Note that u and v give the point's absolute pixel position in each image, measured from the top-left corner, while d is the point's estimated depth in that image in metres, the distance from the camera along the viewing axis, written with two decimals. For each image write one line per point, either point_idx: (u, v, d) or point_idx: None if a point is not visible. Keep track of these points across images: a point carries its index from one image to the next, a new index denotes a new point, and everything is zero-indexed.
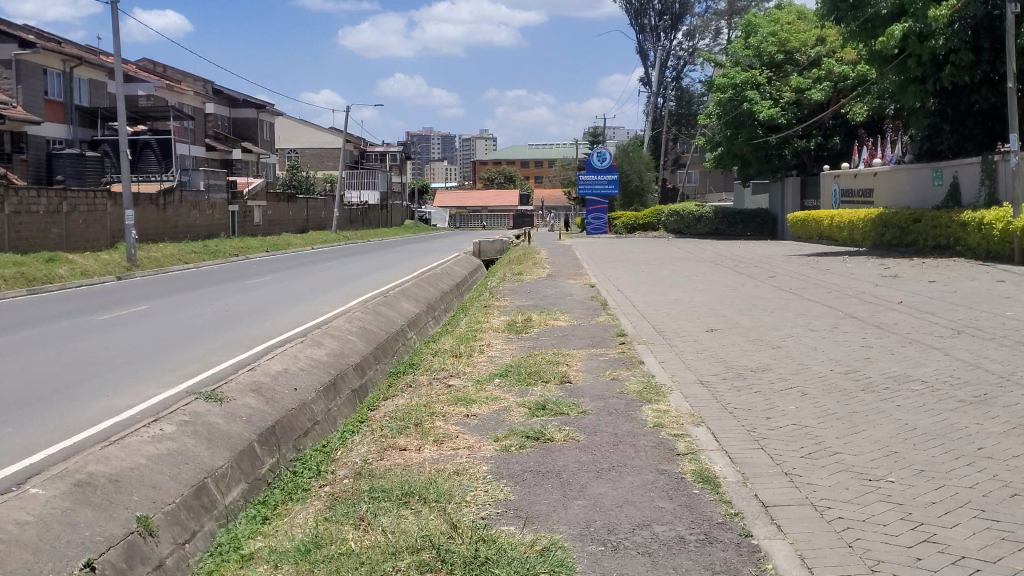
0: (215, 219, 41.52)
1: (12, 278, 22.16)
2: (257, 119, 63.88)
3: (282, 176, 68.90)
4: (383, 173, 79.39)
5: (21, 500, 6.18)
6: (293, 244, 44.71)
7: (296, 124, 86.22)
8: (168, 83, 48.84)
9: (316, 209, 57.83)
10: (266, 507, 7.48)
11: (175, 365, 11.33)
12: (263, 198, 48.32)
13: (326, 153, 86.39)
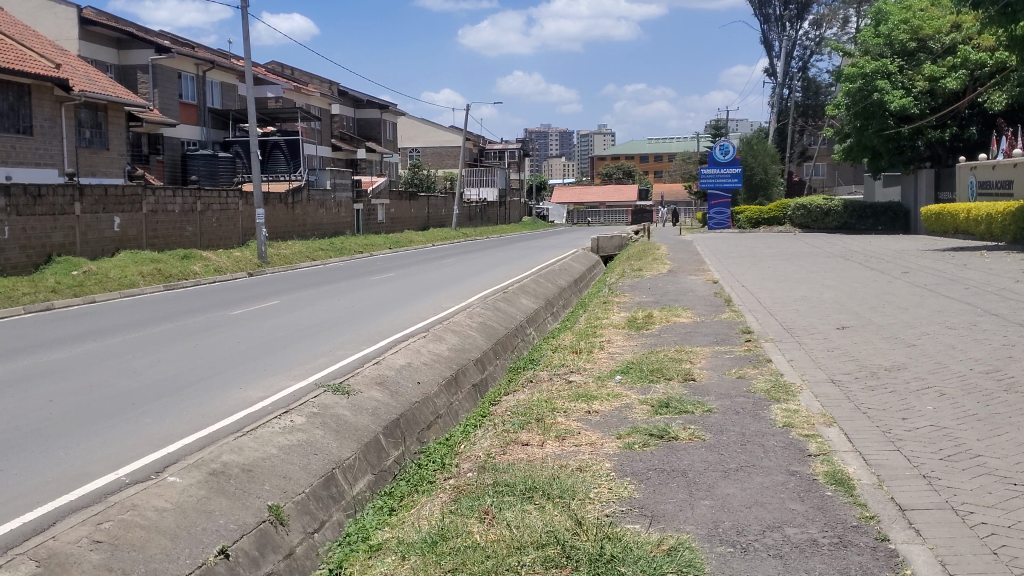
0: (341, 217, 42.47)
1: (150, 274, 23.13)
2: (381, 119, 65.13)
3: (404, 175, 69.83)
4: (502, 170, 79.96)
5: (161, 488, 6.44)
6: (416, 242, 45.43)
7: (418, 124, 87.65)
8: (295, 85, 50.29)
9: (438, 207, 58.59)
10: (393, 499, 7.60)
11: (303, 359, 11.62)
12: (386, 197, 49.22)
13: (447, 152, 87.46)
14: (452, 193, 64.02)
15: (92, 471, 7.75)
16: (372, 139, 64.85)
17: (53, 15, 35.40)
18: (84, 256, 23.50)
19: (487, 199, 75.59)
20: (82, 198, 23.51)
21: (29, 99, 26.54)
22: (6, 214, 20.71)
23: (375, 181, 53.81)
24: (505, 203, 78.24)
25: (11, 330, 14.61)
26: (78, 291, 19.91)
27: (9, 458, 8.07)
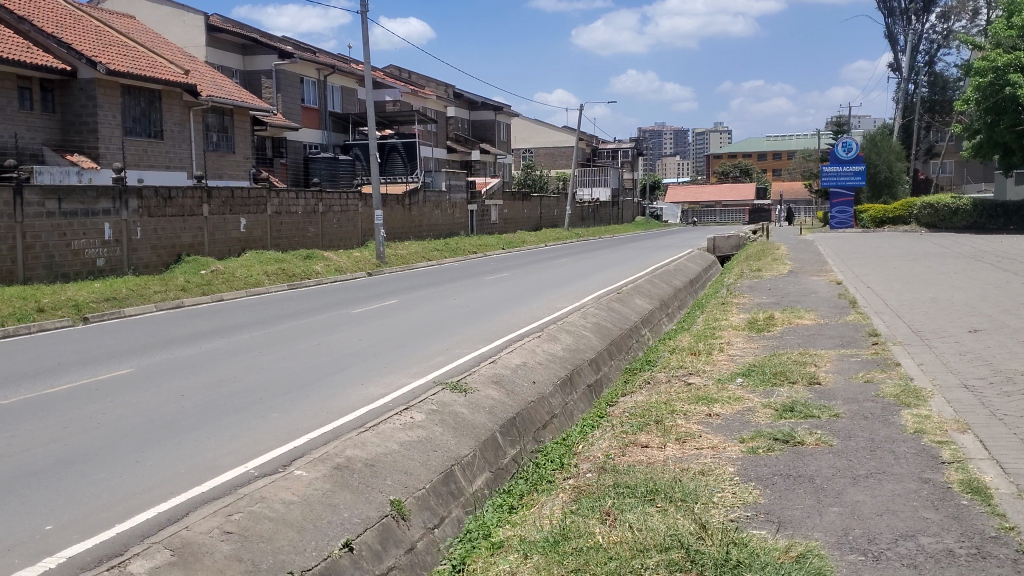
0: (455, 218, 42.96)
1: (275, 274, 23.81)
2: (495, 120, 65.62)
3: (518, 176, 70.20)
4: (615, 170, 79.62)
5: (288, 481, 6.63)
6: (529, 242, 45.62)
7: (532, 125, 88.06)
8: (412, 89, 51.12)
9: (551, 207, 58.72)
10: (512, 497, 7.66)
11: (421, 357, 11.78)
12: (500, 197, 49.56)
13: (560, 153, 87.59)
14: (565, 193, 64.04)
15: (223, 463, 8.02)
16: (487, 141, 65.43)
17: (182, 23, 36.76)
18: (212, 256, 24.35)
19: (600, 199, 75.39)
20: (210, 200, 24.34)
21: (160, 104, 27.62)
22: (138, 215, 21.63)
23: (489, 182, 54.29)
24: (617, 203, 77.84)
25: (145, 326, 15.23)
26: (206, 290, 20.62)
27: (145, 449, 8.44)
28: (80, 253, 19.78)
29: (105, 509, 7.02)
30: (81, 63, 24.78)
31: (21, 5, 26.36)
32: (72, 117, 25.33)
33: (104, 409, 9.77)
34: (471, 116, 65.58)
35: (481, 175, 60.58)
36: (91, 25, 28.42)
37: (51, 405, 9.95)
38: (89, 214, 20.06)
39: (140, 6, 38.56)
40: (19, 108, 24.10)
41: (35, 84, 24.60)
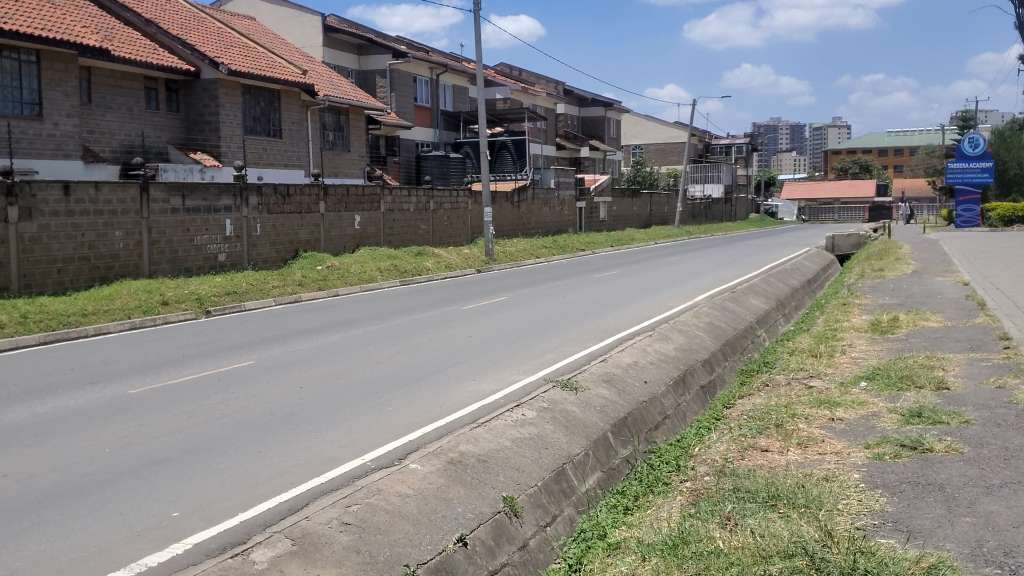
0: (564, 215, 42.94)
1: (388, 270, 24.16)
2: (605, 117, 65.35)
3: (628, 172, 69.75)
4: (728, 166, 78.29)
5: (404, 474, 6.72)
6: (637, 239, 45.26)
7: (642, 120, 87.45)
8: (523, 86, 51.26)
9: (660, 204, 58.11)
10: (626, 498, 7.61)
11: (532, 355, 11.79)
12: (608, 194, 49.31)
13: (670, 148, 86.81)
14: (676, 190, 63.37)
15: (341, 455, 8.18)
16: (596, 138, 65.23)
17: (300, 24, 37.59)
18: (328, 252, 24.88)
19: (712, 196, 74.38)
20: (326, 197, 24.85)
21: (279, 104, 28.35)
22: (258, 212, 22.22)
23: (598, 179, 54.10)
24: (731, 200, 76.51)
25: (263, 320, 15.64)
26: (322, 285, 21.05)
27: (266, 440, 8.66)
28: (203, 248, 20.46)
29: (228, 498, 7.22)
30: (204, 65, 25.59)
31: (149, 8, 27.41)
32: (195, 117, 26.21)
33: (226, 400, 10.07)
34: (581, 113, 65.36)
35: (590, 173, 60.39)
36: (214, 27, 29.35)
37: (177, 395, 10.31)
38: (211, 211, 20.72)
39: (260, 7, 39.62)
40: (146, 108, 25.04)
41: (161, 85, 25.53)
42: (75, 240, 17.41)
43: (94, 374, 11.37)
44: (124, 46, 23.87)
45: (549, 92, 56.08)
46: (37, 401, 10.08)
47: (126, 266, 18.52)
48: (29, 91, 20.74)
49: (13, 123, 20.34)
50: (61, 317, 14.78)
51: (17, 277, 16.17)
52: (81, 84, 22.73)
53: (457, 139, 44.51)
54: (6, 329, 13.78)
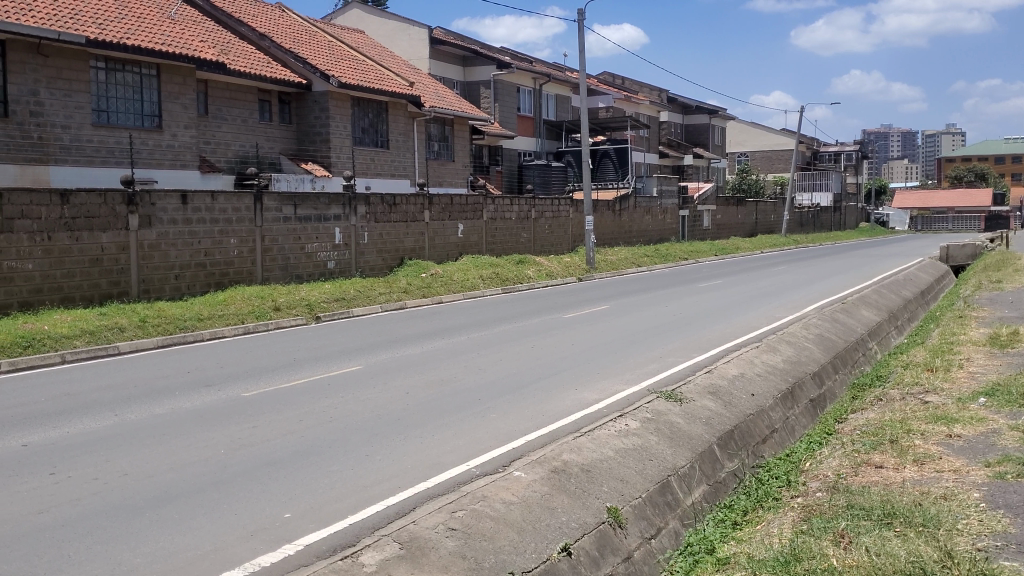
0: (666, 223, 42.60)
1: (490, 277, 24.36)
2: (710, 124, 64.63)
3: (733, 180, 68.77)
4: (838, 174, 76.38)
5: (508, 482, 6.77)
6: (742, 249, 44.57)
7: (748, 127, 86.17)
8: (626, 94, 51.11)
9: (766, 212, 57.13)
10: (734, 513, 7.53)
11: (636, 364, 11.74)
12: (713, 202, 48.71)
13: (778, 156, 85.28)
14: (782, 198, 62.20)
15: (446, 460, 8.29)
16: (700, 145, 64.54)
17: (407, 36, 38.27)
18: (432, 260, 25.23)
19: (821, 205, 72.73)
20: (431, 206, 25.18)
21: (387, 115, 28.88)
22: (366, 220, 22.66)
23: (702, 187, 53.55)
24: (840, 209, 74.66)
25: (370, 326, 15.93)
26: (426, 292, 21.34)
27: (374, 444, 8.82)
28: (313, 255, 20.97)
29: (338, 500, 7.39)
30: (315, 77, 26.22)
31: (262, 23, 28.26)
32: (307, 128, 26.88)
33: (335, 404, 10.31)
34: (685, 120, 64.82)
35: (694, 181, 59.76)
36: (324, 40, 30.09)
37: (288, 398, 10.58)
38: (321, 220, 21.21)
39: (369, 20, 40.47)
40: (259, 119, 25.80)
41: (273, 97, 26.28)
42: (192, 247, 18.03)
43: (209, 376, 11.77)
44: (239, 60, 24.64)
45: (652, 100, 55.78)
46: (156, 403, 10.47)
47: (239, 273, 19.11)
48: (150, 104, 21.58)
49: (135, 135, 21.17)
50: (178, 321, 15.33)
51: (136, 282, 16.87)
52: (199, 96, 23.54)
53: (559, 148, 44.64)
54: (126, 332, 14.36)
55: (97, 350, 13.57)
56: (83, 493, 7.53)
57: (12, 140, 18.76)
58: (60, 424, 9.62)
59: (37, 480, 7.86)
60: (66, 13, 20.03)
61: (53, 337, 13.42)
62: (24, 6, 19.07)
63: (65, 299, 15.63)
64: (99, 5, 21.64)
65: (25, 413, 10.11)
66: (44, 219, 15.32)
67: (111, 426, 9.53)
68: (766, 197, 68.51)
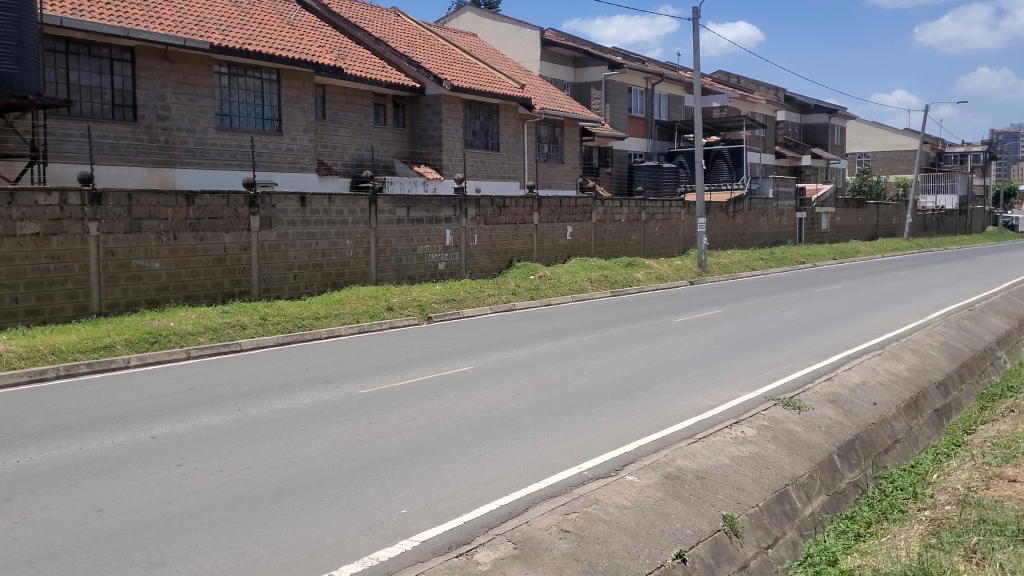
0: (782, 226, 41.76)
1: (599, 280, 24.27)
2: (829, 123, 63.09)
3: (853, 182, 66.96)
4: (964, 176, 73.59)
5: (621, 486, 6.72)
6: (861, 252, 43.29)
7: (869, 127, 83.86)
8: (741, 93, 50.28)
9: (887, 215, 55.41)
10: (856, 524, 7.34)
11: (751, 370, 11.51)
12: (831, 204, 47.47)
13: (900, 157, 82.68)
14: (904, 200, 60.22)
15: (558, 462, 8.27)
16: (819, 146, 63.06)
17: (519, 39, 38.51)
18: (541, 262, 25.28)
19: (945, 208, 70.18)
20: (540, 208, 25.25)
21: (498, 118, 29.11)
22: (476, 222, 22.85)
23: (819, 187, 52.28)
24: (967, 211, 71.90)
25: (479, 327, 16.03)
26: (535, 294, 21.42)
27: (487, 444, 8.89)
28: (425, 257, 21.26)
29: (453, 498, 7.45)
30: (428, 81, 26.56)
31: (378, 28, 28.80)
32: (420, 131, 27.31)
33: (447, 403, 10.43)
34: (803, 120, 63.46)
35: (812, 182, 58.40)
36: (438, 44, 30.48)
37: (402, 396, 10.76)
38: (433, 222, 21.48)
39: (482, 23, 40.88)
40: (374, 123, 26.29)
41: (389, 101, 26.79)
42: (310, 248, 18.48)
43: (327, 374, 12.03)
44: (355, 65, 25.15)
45: (769, 99, 54.80)
46: (276, 398, 10.76)
47: (354, 274, 19.52)
48: (270, 108, 22.24)
49: (256, 138, 21.82)
50: (297, 319, 15.72)
51: (257, 282, 17.40)
52: (316, 100, 24.13)
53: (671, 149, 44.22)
54: (247, 330, 14.80)
55: (221, 346, 14.02)
56: (208, 484, 7.78)
57: (141, 143, 19.50)
58: (186, 417, 9.99)
59: (166, 471, 8.15)
60: (192, 20, 20.80)
61: (178, 333, 13.93)
62: (153, 14, 19.87)
63: (189, 297, 16.23)
64: (222, 12, 22.40)
65: (153, 405, 10.52)
66: (171, 220, 15.93)
67: (233, 420, 9.83)
68: (887, 199, 66.46)
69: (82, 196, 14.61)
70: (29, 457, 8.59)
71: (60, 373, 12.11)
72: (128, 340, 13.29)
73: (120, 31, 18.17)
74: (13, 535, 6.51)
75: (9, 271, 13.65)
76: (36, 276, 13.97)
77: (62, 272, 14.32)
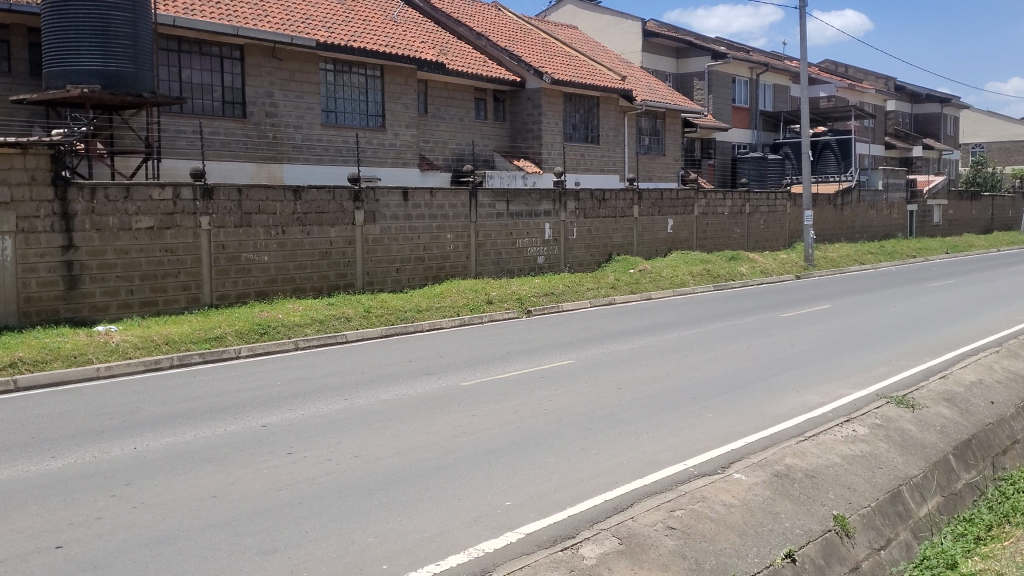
0: (892, 219, 40.60)
1: (701, 274, 23.97)
2: (941, 113, 61.06)
3: (967, 173, 64.69)
4: None
5: (728, 483, 6.61)
6: (975, 246, 41.79)
7: (984, 116, 80.97)
8: (849, 82, 49.01)
9: (1003, 207, 53.35)
10: (975, 527, 7.09)
11: (861, 367, 11.21)
12: (943, 196, 45.93)
13: (1017, 147, 79.53)
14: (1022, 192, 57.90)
15: (662, 458, 8.18)
16: (931, 136, 61.08)
17: (620, 31, 38.27)
18: (641, 256, 25.11)
19: None
20: (641, 201, 25.07)
21: (598, 111, 28.99)
22: (575, 216, 22.81)
23: (932, 178, 50.58)
24: None
25: (579, 321, 16.00)
26: (635, 288, 21.28)
27: (590, 438, 8.85)
28: (524, 250, 21.34)
29: (557, 491, 7.44)
30: (529, 74, 26.59)
31: (479, 23, 28.96)
32: (520, 125, 27.40)
33: (549, 396, 10.43)
34: (914, 109, 61.56)
35: (923, 173, 56.62)
36: (538, 38, 30.50)
37: (505, 389, 10.81)
38: (533, 215, 21.52)
39: (583, 16, 40.77)
40: (475, 118, 26.48)
41: (489, 95, 26.93)
42: (412, 241, 18.70)
43: (430, 366, 12.15)
44: (457, 60, 25.33)
45: (878, 88, 53.32)
46: (382, 389, 10.93)
47: (455, 267, 19.70)
48: (374, 104, 22.60)
49: (361, 134, 22.19)
50: (399, 312, 15.94)
51: (361, 275, 17.72)
52: (419, 96, 24.39)
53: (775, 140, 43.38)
54: (352, 322, 15.06)
55: (327, 338, 14.31)
56: (317, 473, 7.94)
57: (250, 140, 19.99)
58: (295, 407, 10.22)
59: (276, 459, 8.35)
60: (299, 18, 21.25)
61: (286, 325, 14.26)
62: (261, 13, 20.36)
63: (296, 289, 16.61)
64: (328, 9, 22.82)
65: (263, 395, 10.78)
66: (279, 214, 16.30)
67: (341, 410, 10.02)
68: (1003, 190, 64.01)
69: (194, 191, 15.05)
70: (146, 444, 8.89)
71: (174, 363, 12.53)
72: (238, 331, 13.66)
73: (230, 29, 18.67)
74: (132, 519, 6.74)
75: (125, 264, 14.20)
76: (150, 268, 14.49)
77: (175, 265, 14.82)
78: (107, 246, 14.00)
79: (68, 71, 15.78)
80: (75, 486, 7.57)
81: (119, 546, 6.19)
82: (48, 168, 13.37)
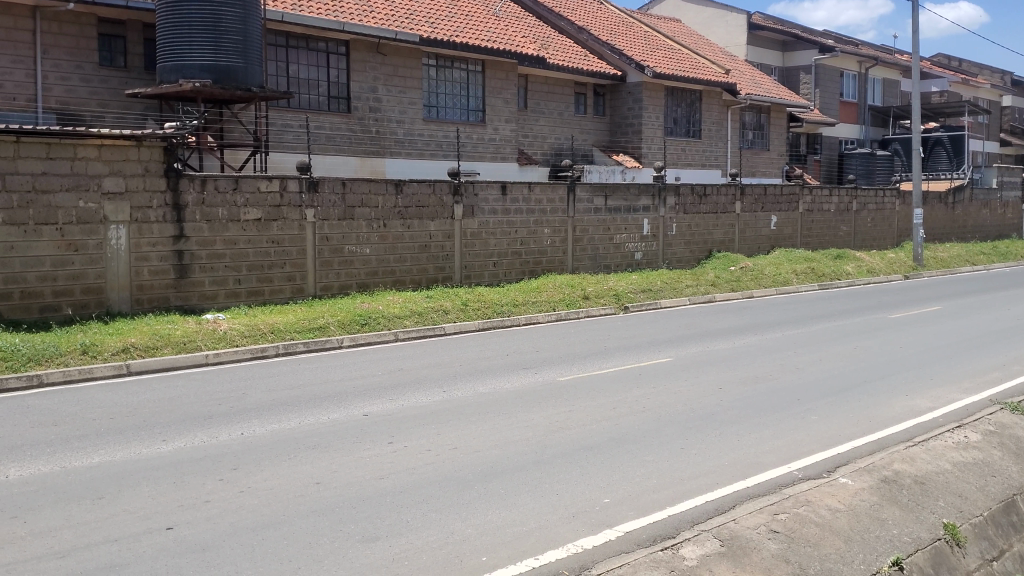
0: (1006, 218, 39.14)
1: (805, 273, 23.48)
2: None
3: None
4: None
5: (834, 488, 6.47)
6: None
7: None
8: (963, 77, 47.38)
9: None
10: None
11: (972, 371, 10.85)
12: None
13: None
14: None
15: (765, 460, 8.06)
16: None
17: (725, 24, 37.75)
18: (742, 253, 24.74)
19: None
20: (743, 197, 24.70)
21: (700, 105, 28.65)
22: (675, 212, 22.60)
23: None
24: None
25: (678, 318, 15.86)
26: (736, 285, 20.98)
27: (689, 438, 8.76)
28: (622, 246, 21.24)
29: (657, 490, 7.39)
30: (630, 68, 26.43)
31: (581, 16, 28.88)
32: (621, 119, 27.28)
33: (648, 394, 10.37)
34: None
35: None
36: (641, 31, 30.28)
37: (604, 385, 10.79)
38: (631, 211, 21.40)
39: (686, 9, 40.32)
40: (575, 112, 26.46)
41: (589, 90, 26.86)
42: (510, 236, 18.79)
43: (526, 360, 12.21)
44: (558, 54, 25.32)
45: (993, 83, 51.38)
46: (481, 382, 11.02)
47: (551, 262, 19.74)
48: (475, 99, 22.78)
49: (461, 129, 22.38)
50: (496, 305, 16.05)
51: (459, 269, 17.91)
52: (520, 90, 24.48)
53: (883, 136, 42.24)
54: (450, 315, 15.21)
55: (426, 330, 14.49)
56: (417, 463, 8.05)
57: (354, 134, 20.34)
58: (395, 397, 10.38)
59: (378, 448, 8.50)
60: (404, 13, 21.51)
61: (387, 316, 14.49)
62: (367, 8, 20.66)
63: (396, 282, 16.87)
64: (433, 4, 23.04)
65: (364, 385, 10.98)
66: (381, 208, 16.55)
67: (441, 402, 10.14)
68: None
69: (300, 183, 15.39)
70: (253, 430, 9.14)
71: (279, 351, 12.86)
72: (340, 321, 13.93)
73: (336, 25, 18.99)
74: (239, 503, 6.95)
75: (233, 254, 14.61)
76: (256, 258, 14.90)
77: (280, 256, 15.21)
78: (216, 236, 14.44)
79: (181, 66, 16.31)
80: (185, 469, 7.82)
81: (228, 529, 6.39)
82: (161, 160, 13.84)
